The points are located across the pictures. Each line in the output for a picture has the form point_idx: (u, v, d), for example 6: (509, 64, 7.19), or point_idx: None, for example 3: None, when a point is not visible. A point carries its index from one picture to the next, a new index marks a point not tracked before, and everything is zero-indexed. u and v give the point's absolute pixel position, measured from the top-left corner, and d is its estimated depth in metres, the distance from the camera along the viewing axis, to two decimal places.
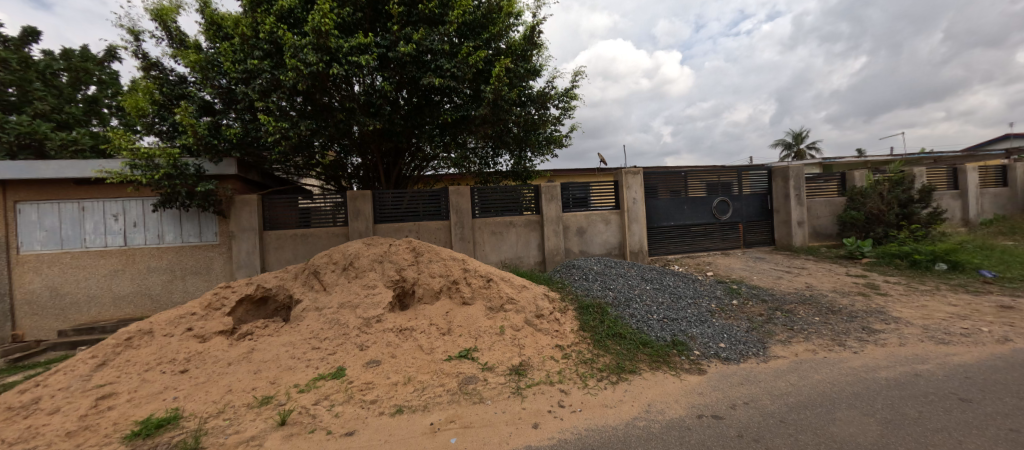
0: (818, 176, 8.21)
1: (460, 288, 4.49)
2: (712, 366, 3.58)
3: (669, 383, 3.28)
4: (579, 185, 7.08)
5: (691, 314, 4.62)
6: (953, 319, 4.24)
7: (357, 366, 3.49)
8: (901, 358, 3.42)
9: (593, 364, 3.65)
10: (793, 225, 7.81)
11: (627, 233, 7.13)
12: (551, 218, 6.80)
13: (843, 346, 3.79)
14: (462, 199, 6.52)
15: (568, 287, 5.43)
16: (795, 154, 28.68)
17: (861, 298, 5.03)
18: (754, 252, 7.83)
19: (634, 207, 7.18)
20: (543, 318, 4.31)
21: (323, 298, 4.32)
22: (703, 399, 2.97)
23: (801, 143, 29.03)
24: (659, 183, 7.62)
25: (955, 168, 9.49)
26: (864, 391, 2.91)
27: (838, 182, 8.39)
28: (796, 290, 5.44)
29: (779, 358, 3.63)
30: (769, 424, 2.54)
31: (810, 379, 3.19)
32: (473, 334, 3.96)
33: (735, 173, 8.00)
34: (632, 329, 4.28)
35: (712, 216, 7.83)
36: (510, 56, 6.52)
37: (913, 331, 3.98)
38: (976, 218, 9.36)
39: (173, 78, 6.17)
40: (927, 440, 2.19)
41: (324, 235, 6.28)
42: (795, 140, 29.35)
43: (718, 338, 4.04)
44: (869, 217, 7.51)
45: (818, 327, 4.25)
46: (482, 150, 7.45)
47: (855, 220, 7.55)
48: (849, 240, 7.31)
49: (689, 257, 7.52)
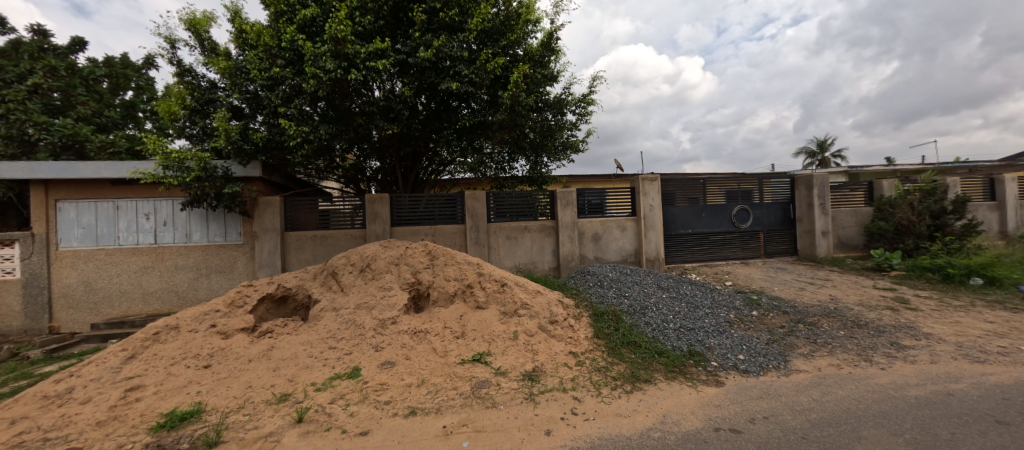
0: (843, 185, 7.96)
1: (474, 292, 4.52)
2: (730, 379, 3.50)
3: (686, 394, 3.22)
4: (594, 191, 7.03)
5: (709, 324, 4.52)
6: (990, 337, 4.03)
7: (372, 367, 3.55)
8: (933, 376, 3.27)
9: (607, 372, 3.62)
10: (817, 235, 7.57)
11: (643, 240, 7.04)
12: (566, 224, 6.77)
13: (870, 361, 3.65)
14: (477, 204, 6.56)
15: (582, 294, 5.39)
16: (821, 161, 27.67)
17: (890, 313, 4.83)
18: (775, 262, 7.62)
19: (650, 213, 7.11)
20: (557, 324, 4.29)
21: (341, 299, 4.42)
22: (720, 412, 2.91)
23: (825, 151, 28.14)
24: (676, 189, 7.50)
25: (992, 178, 9.05)
26: (892, 409, 2.80)
27: (865, 190, 8.09)
28: (820, 303, 5.25)
29: (801, 372, 3.52)
30: (790, 440, 2.47)
31: (834, 395, 3.09)
32: (486, 338, 3.98)
33: (755, 181, 7.83)
34: (648, 338, 4.21)
35: (731, 224, 7.65)
36: (528, 62, 6.54)
37: (945, 349, 3.80)
38: (1015, 230, 8.89)
39: (205, 83, 6.43)
40: None
41: (343, 237, 6.40)
42: (819, 148, 28.41)
43: (737, 350, 3.96)
44: (898, 228, 7.22)
45: (843, 341, 4.10)
46: (499, 155, 7.58)
47: (883, 231, 7.28)
48: (878, 251, 7.02)
49: (707, 265, 7.38)
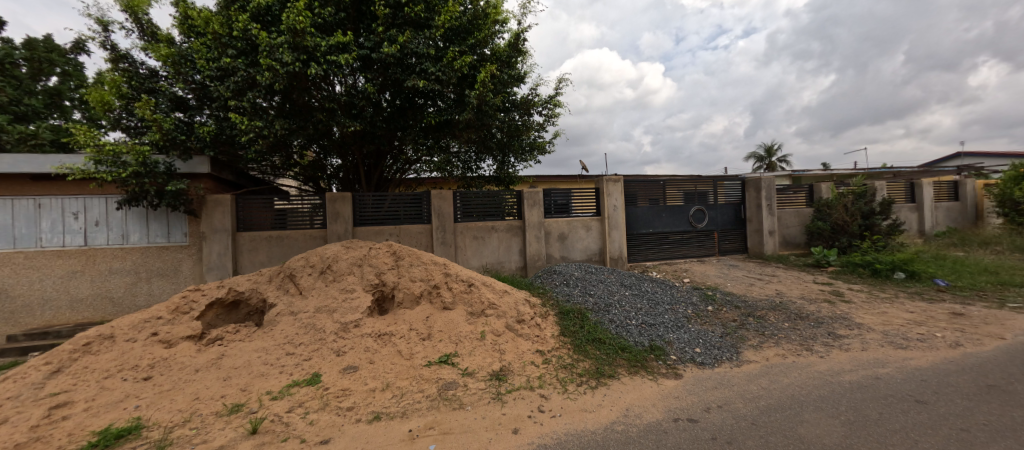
0: (787, 188, 8.57)
1: (441, 293, 4.45)
2: (688, 371, 3.68)
3: (647, 388, 3.34)
4: (560, 192, 7.15)
5: (668, 319, 4.72)
6: (910, 325, 4.48)
7: (334, 372, 3.42)
8: (863, 362, 3.60)
9: (573, 369, 3.68)
10: (764, 234, 8.10)
11: (607, 240, 7.24)
12: (533, 224, 6.83)
13: (810, 350, 3.95)
14: (444, 203, 6.48)
15: (548, 293, 5.46)
16: (768, 166, 29.65)
17: (827, 305, 5.26)
18: (728, 259, 8.08)
19: (614, 213, 7.32)
20: (524, 323, 4.33)
21: (299, 303, 4.22)
22: (679, 403, 3.05)
23: (772, 156, 30.19)
24: (637, 190, 7.77)
25: (912, 182, 10.07)
26: (830, 394, 3.05)
27: (807, 193, 8.74)
28: (767, 297, 5.63)
29: (751, 363, 3.76)
30: (741, 426, 2.66)
31: (780, 383, 3.32)
32: (453, 339, 3.94)
33: (710, 183, 8.26)
34: (612, 334, 4.34)
35: (688, 224, 8.03)
36: (495, 62, 6.54)
37: (874, 337, 4.19)
38: (931, 229, 9.93)
39: (144, 71, 5.93)
40: (887, 440, 2.43)
41: (301, 237, 6.11)
42: (767, 154, 30.45)
43: (694, 343, 4.16)
44: (834, 227, 7.88)
45: (788, 332, 4.41)
46: (465, 155, 7.53)
47: (821, 231, 7.93)
48: (817, 249, 7.63)
49: (666, 263, 7.69)
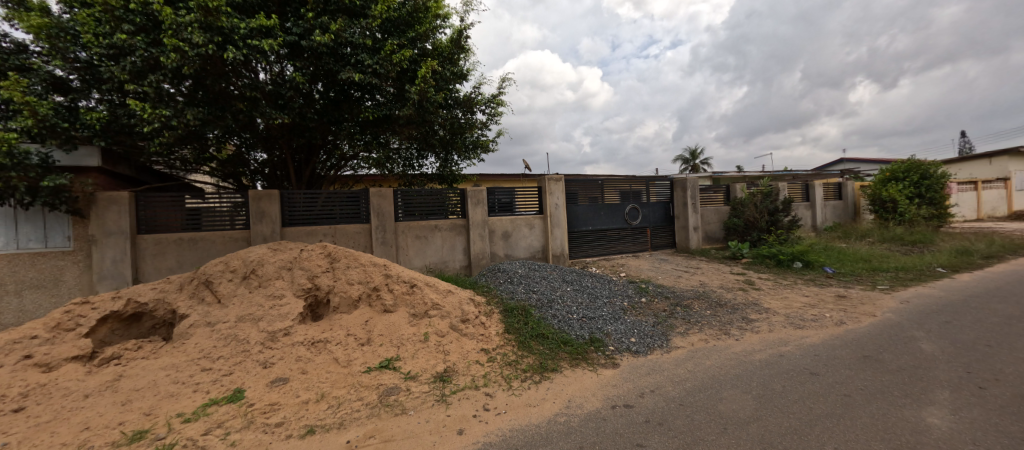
0: (708, 188, 9.44)
1: (380, 295, 4.28)
2: (624, 360, 3.90)
3: (587, 379, 3.48)
4: (504, 190, 7.20)
5: (607, 312, 4.97)
6: (805, 307, 5.16)
7: (259, 386, 3.12)
8: (770, 342, 4.08)
9: (517, 365, 3.73)
10: (690, 230, 8.84)
11: (549, 237, 7.44)
12: (477, 222, 6.80)
13: (728, 334, 4.39)
14: (384, 202, 6.22)
15: (493, 291, 5.48)
16: (693, 168, 32.50)
17: (741, 293, 5.88)
18: (659, 254, 8.70)
19: (556, 212, 7.54)
20: (468, 323, 4.29)
21: (217, 312, 3.80)
22: (616, 391, 3.22)
23: (696, 158, 33.17)
24: (578, 189, 8.07)
25: (807, 183, 11.59)
26: (744, 372, 3.42)
27: (724, 192, 9.68)
28: (692, 288, 6.16)
29: (678, 349, 4.08)
30: (671, 408, 2.88)
31: (703, 365, 3.65)
32: (394, 343, 3.79)
33: (643, 183, 8.82)
34: (554, 329, 4.47)
35: (624, 221, 8.50)
36: (436, 58, 6.40)
37: (778, 319, 4.77)
38: (821, 225, 11.48)
39: (8, 44, 4.96)
40: (789, 410, 2.78)
41: (219, 239, 5.51)
42: (692, 156, 33.37)
43: (630, 334, 4.42)
44: (747, 223, 8.83)
45: (709, 319, 4.86)
46: (406, 152, 7.28)
47: (736, 226, 8.84)
48: (733, 243, 8.49)
49: (604, 259, 8.10)
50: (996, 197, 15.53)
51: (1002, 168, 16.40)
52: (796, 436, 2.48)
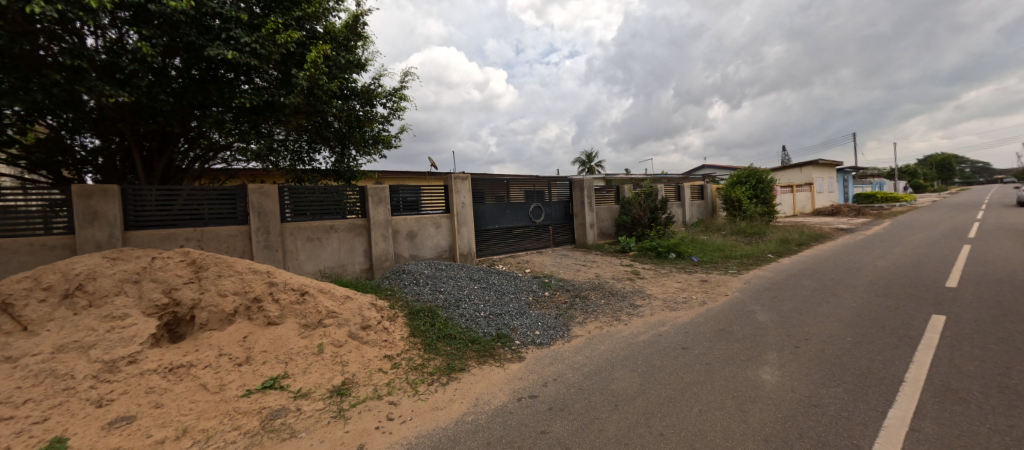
0: (602, 188, 10.40)
1: (263, 307, 3.80)
2: (529, 352, 4.05)
3: (495, 375, 3.52)
4: (409, 189, 6.94)
5: (513, 308, 5.12)
6: (677, 291, 6.02)
7: (89, 432, 2.39)
8: (652, 323, 4.64)
9: (424, 369, 3.61)
10: (587, 227, 9.62)
11: (457, 236, 7.39)
12: (380, 222, 6.43)
13: (618, 320, 4.88)
14: (268, 200, 5.49)
15: (397, 294, 5.22)
16: (589, 170, 35.64)
17: (628, 282, 6.60)
18: (560, 250, 9.30)
19: (463, 210, 7.52)
20: (370, 329, 4.01)
21: (18, 343, 2.91)
22: (522, 383, 3.32)
23: (591, 161, 36.47)
24: (484, 188, 8.18)
25: (679, 185, 13.53)
26: (631, 353, 3.83)
27: (615, 192, 10.75)
28: (589, 280, 6.71)
29: (577, 337, 4.39)
30: (571, 393, 3.07)
31: (598, 350, 3.98)
32: (281, 359, 3.37)
33: (546, 183, 9.33)
34: (461, 328, 4.43)
35: (529, 220, 8.89)
36: (329, 43, 5.88)
37: (658, 303, 5.46)
38: (689, 221, 13.49)
39: None
40: (667, 382, 3.19)
41: (24, 249, 4.23)
42: (588, 159, 36.61)
43: (534, 327, 4.61)
44: (633, 220, 9.95)
45: (603, 307, 5.34)
46: (295, 144, 6.54)
47: (625, 223, 9.90)
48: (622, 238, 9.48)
49: (511, 256, 8.35)
50: (804, 197, 20.17)
51: (808, 174, 21.50)
52: (671, 404, 2.85)
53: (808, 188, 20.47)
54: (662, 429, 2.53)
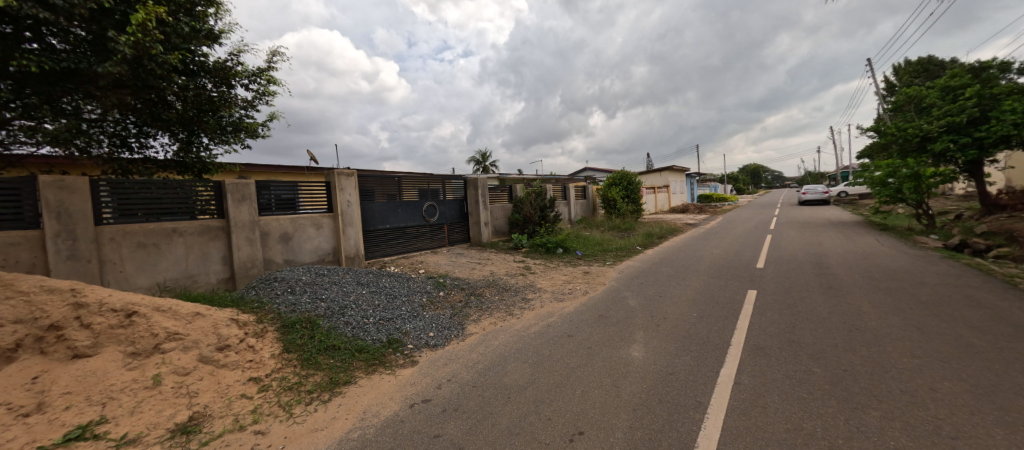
0: (496, 187, 10.70)
1: (65, 335, 2.97)
2: (423, 355, 3.91)
3: (385, 383, 3.30)
4: (282, 185, 6.13)
5: (405, 311, 4.90)
6: (562, 283, 6.52)
7: None
8: (542, 315, 4.93)
9: (300, 388, 3.19)
10: (481, 225, 9.78)
11: (342, 238, 6.78)
12: (243, 223, 5.52)
13: (511, 314, 5.06)
14: (74, 198, 4.27)
15: (266, 306, 4.53)
16: (484, 169, 36.52)
17: (521, 277, 6.92)
18: (456, 249, 9.27)
19: (349, 209, 6.93)
20: (229, 350, 3.40)
21: None
22: (415, 388, 3.18)
23: (486, 161, 37.46)
24: (373, 185, 7.70)
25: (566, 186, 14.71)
26: (523, 345, 4.00)
27: (508, 191, 11.15)
28: (483, 277, 6.83)
29: (472, 335, 4.41)
30: (465, 392, 3.06)
31: (491, 346, 4.06)
32: (94, 400, 2.62)
33: (440, 181, 9.21)
34: (347, 338, 4.06)
35: (423, 219, 8.66)
36: (167, 4, 4.84)
37: (547, 295, 5.84)
38: (574, 218, 14.79)
39: None
40: (554, 369, 3.41)
41: None
42: (482, 158, 37.52)
43: (428, 328, 4.49)
44: (525, 218, 10.47)
45: (497, 303, 5.48)
46: (116, 124, 5.25)
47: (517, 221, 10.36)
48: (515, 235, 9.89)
49: (403, 257, 8.01)
50: (664, 198, 23.88)
51: (666, 178, 25.68)
52: (558, 389, 3.04)
53: (667, 190, 24.27)
54: (550, 414, 2.67)
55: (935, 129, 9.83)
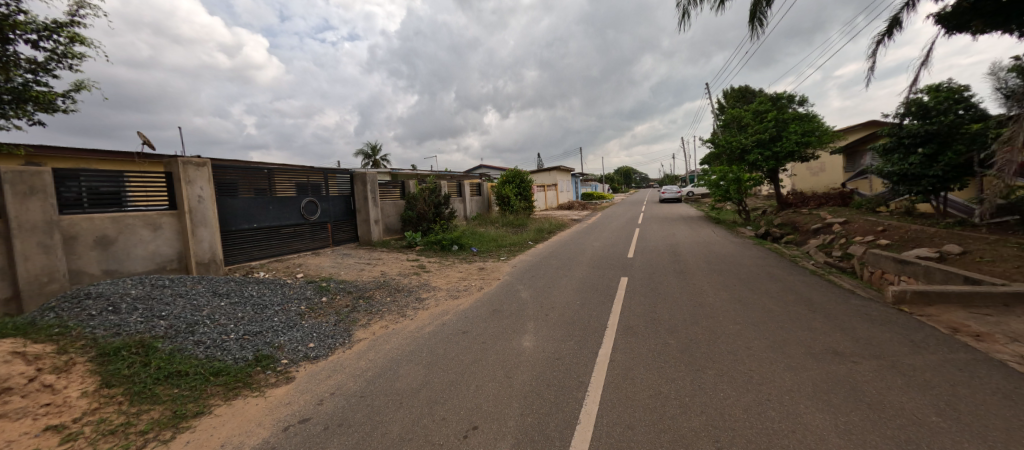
0: (387, 183, 10.16)
1: None
2: (300, 370, 3.48)
3: (252, 407, 2.83)
4: (99, 176, 4.90)
5: (279, 322, 4.31)
6: (456, 280, 6.53)
7: None
8: (437, 314, 4.85)
9: (127, 430, 2.54)
10: (371, 223, 9.18)
11: (191, 240, 5.64)
12: (35, 224, 4.19)
13: (404, 316, 4.86)
14: None
15: (74, 330, 3.50)
16: (374, 164, 34.40)
17: (415, 277, 6.71)
18: (341, 249, 8.52)
19: (202, 206, 5.83)
20: (8, 394, 2.53)
21: None
22: (290, 409, 2.80)
23: (376, 154, 35.34)
24: (234, 178, 6.63)
25: (461, 183, 14.74)
26: (416, 346, 3.88)
27: (401, 187, 10.68)
28: (374, 279, 6.43)
29: (360, 341, 4.10)
30: (352, 404, 2.82)
31: (382, 351, 3.83)
32: None
33: (322, 175, 8.39)
34: (199, 360, 3.38)
35: (301, 217, 7.76)
36: None
37: (442, 293, 5.77)
38: (470, 215, 14.91)
39: None
40: (448, 367, 3.38)
41: None
42: (372, 152, 35.30)
43: (307, 339, 4.02)
44: (418, 215, 10.16)
45: (389, 305, 5.21)
46: None
47: (410, 218, 10.00)
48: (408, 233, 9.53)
49: (277, 260, 7.05)
50: (553, 196, 25.69)
51: (553, 177, 27.72)
52: (452, 387, 3.01)
53: (556, 188, 26.15)
54: (444, 413, 2.64)
55: (749, 144, 12.64)
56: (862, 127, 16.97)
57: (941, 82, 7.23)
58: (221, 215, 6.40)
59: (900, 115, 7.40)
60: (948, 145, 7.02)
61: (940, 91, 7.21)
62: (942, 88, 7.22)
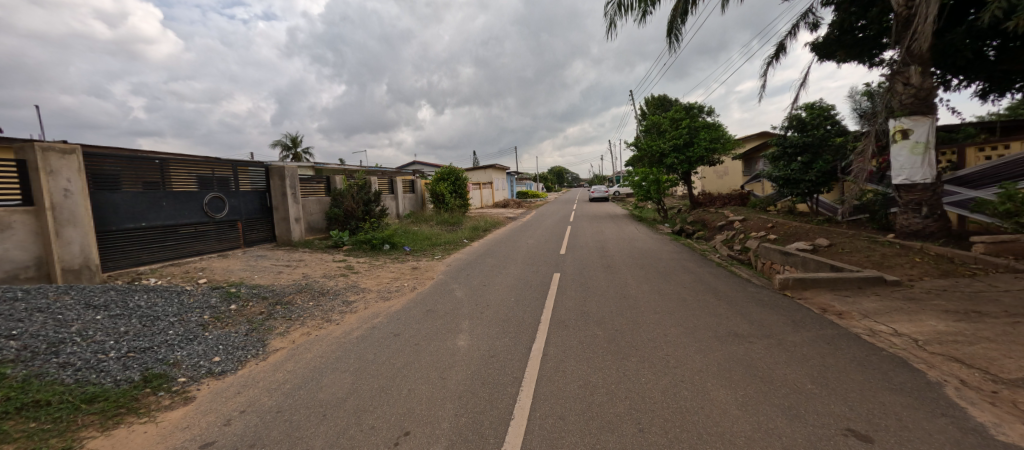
0: (309, 178, 9.40)
1: None
2: (202, 388, 3.08)
3: (138, 436, 2.43)
4: None
5: (174, 336, 3.76)
6: (387, 280, 6.26)
7: None
8: (366, 317, 4.59)
9: None
10: (291, 221, 8.43)
11: (54, 242, 4.69)
12: None
13: (329, 321, 4.53)
14: None
15: None
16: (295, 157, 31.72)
17: (342, 278, 6.30)
18: (255, 250, 7.72)
19: (69, 202, 4.86)
20: None
21: None
22: (188, 433, 2.45)
23: (297, 146, 32.64)
24: (116, 169, 5.67)
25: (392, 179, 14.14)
26: (341, 353, 3.64)
27: (326, 183, 9.96)
28: (293, 282, 5.91)
29: (277, 351, 3.73)
30: (266, 421, 2.56)
31: (303, 360, 3.53)
32: None
33: (231, 168, 7.52)
34: (65, 385, 2.81)
35: (203, 215, 6.89)
36: None
37: (372, 295, 5.49)
38: (402, 213, 14.37)
39: None
40: (377, 373, 3.22)
41: None
42: (292, 144, 32.47)
43: (210, 353, 3.57)
44: (346, 213, 9.55)
45: (311, 310, 4.82)
46: None
47: (336, 216, 9.38)
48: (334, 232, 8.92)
49: (173, 264, 6.17)
50: (489, 194, 25.82)
51: (489, 175, 27.83)
52: (382, 394, 2.88)
53: (491, 187, 26.26)
54: (373, 422, 2.50)
55: (666, 148, 13.86)
56: (757, 137, 19.53)
57: (815, 101, 8.56)
58: (98, 213, 5.44)
59: (785, 127, 8.67)
60: (819, 155, 8.32)
61: (815, 108, 8.54)
62: (816, 106, 8.55)
